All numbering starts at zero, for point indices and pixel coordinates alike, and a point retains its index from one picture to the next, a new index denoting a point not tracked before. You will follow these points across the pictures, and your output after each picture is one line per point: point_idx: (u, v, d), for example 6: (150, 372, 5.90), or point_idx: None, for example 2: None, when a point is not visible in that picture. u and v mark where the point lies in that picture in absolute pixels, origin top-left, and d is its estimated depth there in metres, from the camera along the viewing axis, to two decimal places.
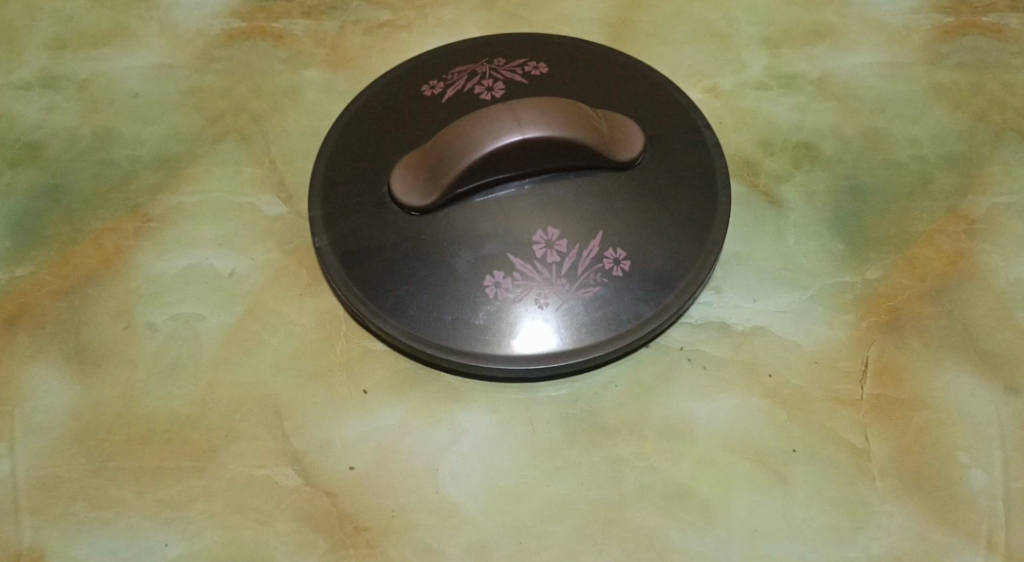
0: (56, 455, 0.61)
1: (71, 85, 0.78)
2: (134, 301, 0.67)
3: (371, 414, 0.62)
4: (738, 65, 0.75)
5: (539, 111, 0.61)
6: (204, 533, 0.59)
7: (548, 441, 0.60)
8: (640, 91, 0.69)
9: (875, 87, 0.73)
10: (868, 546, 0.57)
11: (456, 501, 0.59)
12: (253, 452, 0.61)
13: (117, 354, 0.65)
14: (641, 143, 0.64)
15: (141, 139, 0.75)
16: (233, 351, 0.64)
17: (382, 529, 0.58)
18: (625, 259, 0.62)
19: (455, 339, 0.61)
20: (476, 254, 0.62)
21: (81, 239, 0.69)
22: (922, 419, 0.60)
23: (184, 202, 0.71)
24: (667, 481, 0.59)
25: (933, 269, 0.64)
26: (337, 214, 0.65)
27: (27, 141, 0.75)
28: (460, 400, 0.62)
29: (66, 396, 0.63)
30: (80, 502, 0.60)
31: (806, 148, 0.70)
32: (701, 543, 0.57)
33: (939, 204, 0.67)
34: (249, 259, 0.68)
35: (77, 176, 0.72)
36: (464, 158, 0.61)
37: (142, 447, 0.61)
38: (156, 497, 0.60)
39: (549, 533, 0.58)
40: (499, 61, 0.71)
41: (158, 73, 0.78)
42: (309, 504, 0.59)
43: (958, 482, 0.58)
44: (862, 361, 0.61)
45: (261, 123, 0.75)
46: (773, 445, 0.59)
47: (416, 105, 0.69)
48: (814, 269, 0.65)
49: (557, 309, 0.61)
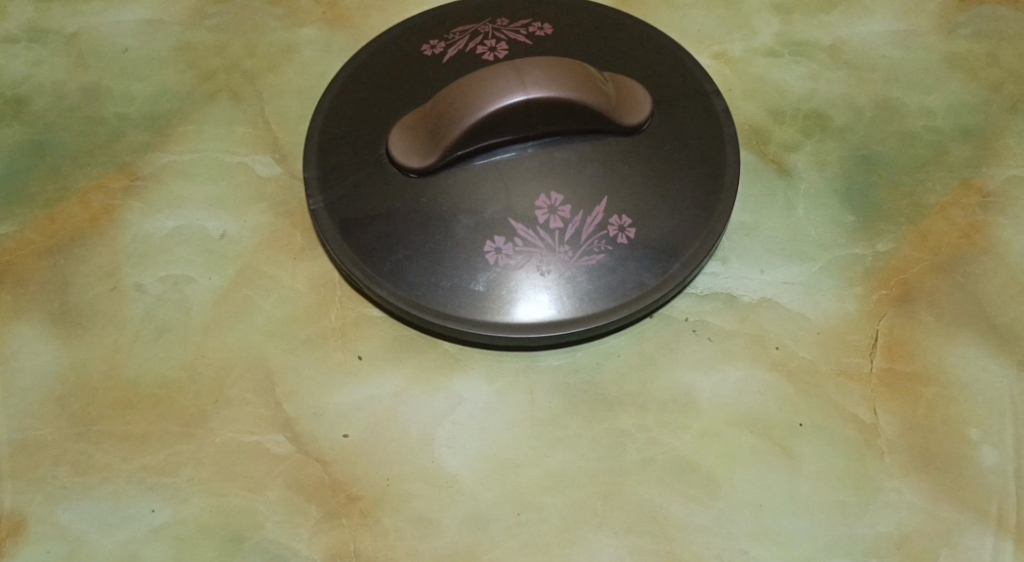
0: (39, 418, 0.59)
1: (58, 39, 0.75)
2: (121, 262, 0.64)
3: (367, 381, 0.60)
4: (749, 31, 0.73)
5: (545, 72, 0.59)
6: (192, 500, 0.57)
7: (547, 412, 0.59)
8: (648, 55, 0.67)
9: (888, 56, 0.71)
10: (875, 522, 0.55)
11: (453, 471, 0.57)
12: (244, 418, 0.59)
13: (103, 316, 0.63)
14: (649, 107, 0.62)
15: (130, 96, 0.72)
16: (224, 315, 0.62)
17: (376, 499, 0.57)
18: (630, 227, 0.60)
19: (453, 306, 0.59)
20: (476, 218, 0.60)
21: (67, 197, 0.67)
22: (933, 395, 0.58)
23: (174, 161, 0.69)
24: (670, 454, 0.57)
25: (946, 242, 0.63)
26: (332, 175, 0.63)
27: (12, 95, 0.72)
28: (458, 368, 0.60)
29: (50, 358, 0.61)
30: (63, 466, 0.58)
31: (818, 117, 0.68)
32: (704, 518, 0.56)
33: (952, 176, 0.65)
34: (241, 221, 0.66)
35: (64, 132, 0.70)
36: (465, 118, 0.59)
37: (128, 411, 0.59)
38: (142, 462, 0.58)
39: (548, 505, 0.56)
40: (502, 21, 0.68)
41: (148, 28, 0.76)
42: (301, 472, 0.57)
43: (968, 459, 0.57)
44: (872, 334, 0.60)
45: (255, 82, 0.73)
46: (780, 419, 0.58)
47: (416, 65, 0.67)
48: (824, 241, 0.63)
49: (558, 277, 0.59)
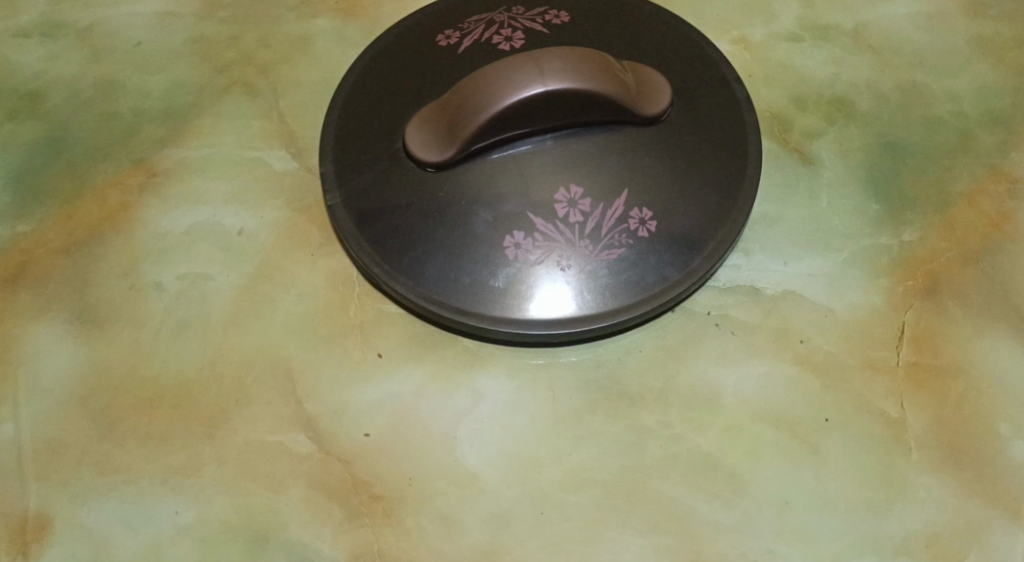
0: (61, 419, 0.59)
1: (71, 33, 0.75)
2: (140, 260, 0.64)
3: (387, 379, 0.60)
4: (770, 15, 0.72)
5: (563, 63, 0.58)
6: (215, 500, 0.57)
7: (570, 409, 0.58)
8: (668, 42, 0.66)
9: (913, 39, 0.70)
10: (903, 520, 0.55)
11: (475, 470, 0.57)
12: (266, 417, 0.59)
13: (123, 314, 0.62)
14: (669, 97, 0.61)
15: (145, 90, 0.72)
16: (244, 312, 0.62)
17: (398, 498, 0.56)
18: (651, 220, 0.59)
19: (473, 302, 0.59)
20: (495, 213, 0.59)
21: (83, 194, 0.67)
22: (961, 389, 0.57)
23: (191, 157, 0.68)
24: (694, 451, 0.57)
25: (974, 231, 0.62)
26: (349, 170, 0.62)
27: (27, 91, 0.72)
28: (478, 365, 0.60)
29: (71, 358, 0.61)
30: (87, 467, 0.58)
31: (841, 103, 0.67)
32: (729, 516, 0.55)
33: (980, 163, 0.64)
34: (258, 216, 0.66)
35: (79, 128, 0.70)
36: (483, 111, 0.58)
37: (150, 410, 0.59)
38: (165, 462, 0.58)
39: (570, 504, 0.56)
40: (518, 8, 0.67)
41: (162, 20, 0.75)
42: (323, 471, 0.57)
43: (997, 454, 0.56)
44: (899, 327, 0.59)
45: (269, 75, 0.72)
46: (805, 415, 0.57)
47: (432, 55, 0.66)
48: (849, 231, 0.62)
49: (578, 272, 0.59)
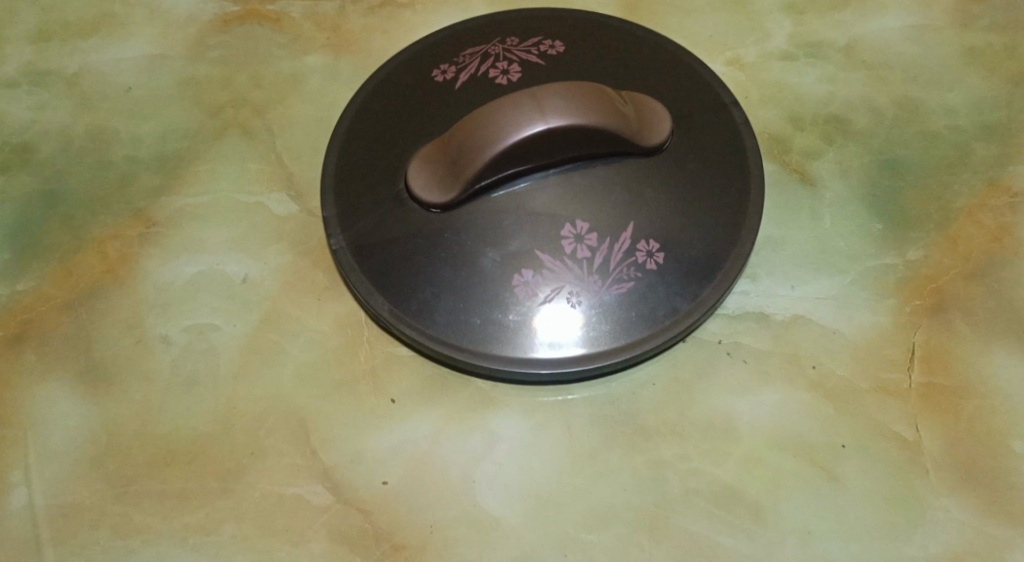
0: (75, 482, 0.59)
1: (60, 80, 0.74)
2: (145, 313, 0.64)
3: (402, 424, 0.59)
4: (762, 34, 0.72)
5: (563, 98, 0.58)
6: (236, 558, 0.57)
7: (586, 446, 0.58)
8: (663, 67, 0.66)
9: (906, 53, 0.70)
10: (924, 544, 0.55)
11: (496, 513, 0.57)
12: (282, 470, 0.59)
13: (131, 370, 0.62)
14: (668, 127, 0.62)
15: (138, 136, 0.71)
16: (253, 362, 0.62)
17: (421, 546, 0.56)
18: (658, 251, 0.59)
19: (485, 343, 0.59)
20: (502, 252, 0.59)
21: (83, 248, 0.66)
22: (973, 408, 0.58)
23: (189, 204, 0.68)
24: (713, 484, 0.57)
25: (976, 247, 0.62)
26: (353, 213, 0.62)
27: (18, 143, 0.71)
28: (493, 406, 0.60)
29: (81, 417, 0.61)
30: (104, 529, 0.58)
31: (838, 121, 0.68)
32: (752, 548, 0.55)
33: (978, 177, 0.65)
34: (261, 263, 0.65)
35: (74, 179, 0.69)
36: (486, 151, 0.58)
37: (165, 468, 0.59)
38: (183, 521, 0.58)
39: (593, 544, 0.56)
40: (512, 40, 0.67)
41: (151, 64, 0.75)
42: (343, 522, 0.57)
43: (1012, 473, 0.56)
44: (908, 348, 0.59)
45: (264, 116, 0.72)
46: (821, 441, 0.57)
47: (428, 91, 0.66)
48: (854, 252, 0.63)
49: (588, 307, 0.59)
